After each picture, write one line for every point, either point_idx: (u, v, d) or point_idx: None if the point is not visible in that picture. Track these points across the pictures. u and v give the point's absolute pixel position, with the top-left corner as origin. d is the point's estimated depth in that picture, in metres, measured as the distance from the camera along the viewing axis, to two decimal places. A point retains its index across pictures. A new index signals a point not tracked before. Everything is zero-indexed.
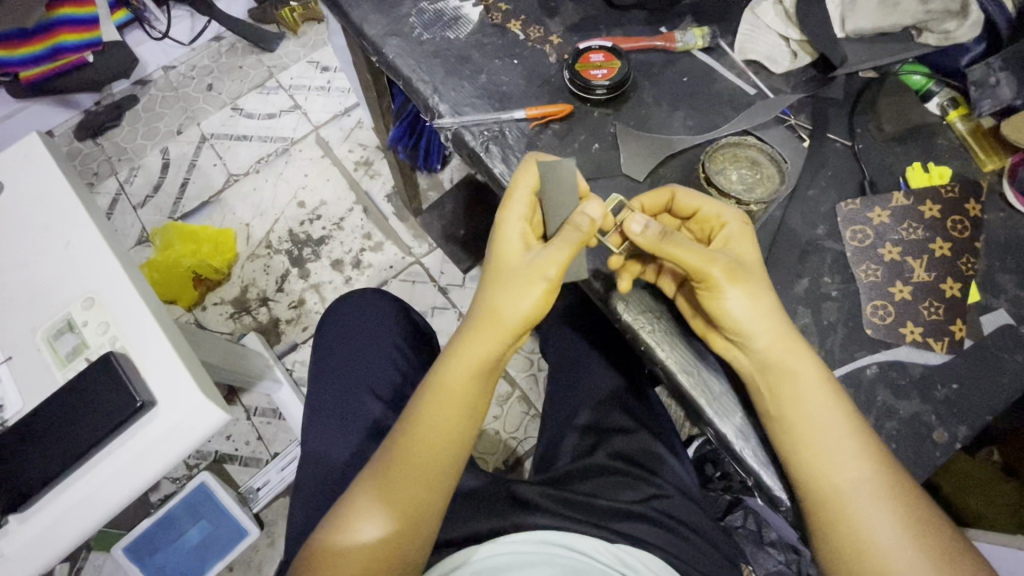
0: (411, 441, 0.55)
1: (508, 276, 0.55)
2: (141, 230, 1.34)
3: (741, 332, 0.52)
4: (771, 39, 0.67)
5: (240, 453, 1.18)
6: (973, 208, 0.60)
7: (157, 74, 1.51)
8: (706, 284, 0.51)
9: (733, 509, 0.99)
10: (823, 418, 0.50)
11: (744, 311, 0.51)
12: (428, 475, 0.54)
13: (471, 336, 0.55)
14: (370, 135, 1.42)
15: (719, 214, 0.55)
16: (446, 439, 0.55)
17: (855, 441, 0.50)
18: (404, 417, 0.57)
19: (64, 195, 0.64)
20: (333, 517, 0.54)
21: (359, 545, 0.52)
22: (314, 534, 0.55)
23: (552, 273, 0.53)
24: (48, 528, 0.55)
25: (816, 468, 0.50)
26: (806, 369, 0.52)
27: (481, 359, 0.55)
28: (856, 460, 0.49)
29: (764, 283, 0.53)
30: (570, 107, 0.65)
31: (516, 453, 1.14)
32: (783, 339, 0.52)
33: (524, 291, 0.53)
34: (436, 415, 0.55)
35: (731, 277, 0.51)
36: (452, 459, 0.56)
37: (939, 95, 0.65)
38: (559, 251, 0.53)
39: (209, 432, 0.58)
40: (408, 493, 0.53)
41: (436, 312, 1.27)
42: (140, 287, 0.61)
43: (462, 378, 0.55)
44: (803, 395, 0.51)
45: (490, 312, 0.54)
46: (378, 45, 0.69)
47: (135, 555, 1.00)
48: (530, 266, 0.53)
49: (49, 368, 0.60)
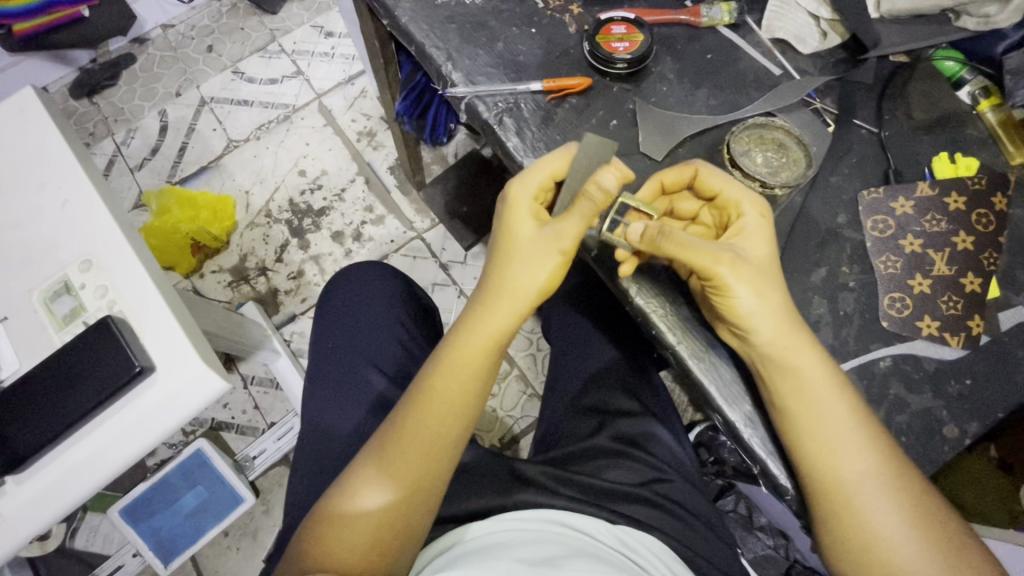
0: (415, 414, 0.54)
1: (520, 252, 0.53)
2: (138, 193, 1.32)
3: (745, 327, 0.50)
4: (800, 16, 0.65)
5: (237, 422, 1.18)
6: (999, 201, 0.59)
7: (155, 32, 1.47)
8: (716, 287, 0.50)
9: (725, 493, 0.99)
10: (830, 410, 0.50)
11: (755, 306, 0.50)
12: (433, 450, 0.53)
13: (485, 311, 0.54)
14: (374, 105, 1.39)
15: (737, 203, 0.53)
16: (455, 411, 0.55)
17: (862, 433, 0.49)
18: (408, 392, 0.56)
19: (61, 152, 0.61)
20: (334, 490, 0.53)
21: (359, 516, 0.51)
22: (316, 505, 0.54)
23: (567, 245, 0.52)
24: (48, 489, 0.54)
25: (821, 460, 0.49)
26: (812, 362, 0.50)
27: (496, 333, 0.54)
28: (862, 453, 0.49)
29: (774, 277, 0.51)
30: (589, 80, 0.63)
31: (512, 431, 1.13)
32: (790, 333, 0.50)
33: (540, 265, 0.52)
34: (445, 386, 0.54)
35: (739, 276, 0.49)
36: (458, 433, 0.55)
37: (972, 83, 0.63)
38: (572, 223, 0.51)
39: (210, 400, 0.56)
40: (412, 466, 0.53)
41: (436, 288, 1.25)
42: (139, 250, 0.59)
43: (475, 350, 0.55)
44: (810, 388, 0.50)
45: (504, 285, 0.53)
46: (390, 8, 0.66)
47: (131, 517, 1.00)
48: (546, 239, 0.52)
49: (45, 330, 0.58)
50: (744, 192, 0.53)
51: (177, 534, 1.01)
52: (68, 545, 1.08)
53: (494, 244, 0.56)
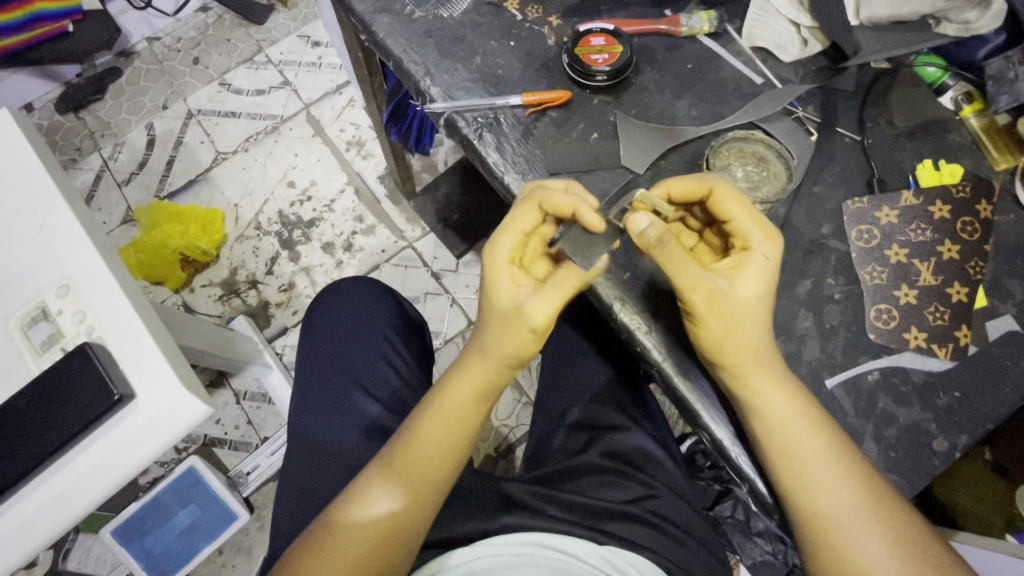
0: (404, 460, 0.54)
1: (502, 317, 0.53)
2: (126, 208, 1.31)
3: (718, 355, 0.50)
4: (780, 24, 0.64)
5: (230, 437, 1.17)
6: (984, 209, 0.58)
7: (141, 45, 1.46)
8: (689, 311, 0.50)
9: (722, 499, 0.96)
10: (806, 445, 0.49)
11: (721, 338, 0.49)
12: (422, 496, 0.53)
13: (477, 366, 0.55)
14: (362, 115, 1.38)
15: (746, 236, 0.51)
16: (444, 458, 0.55)
17: (839, 465, 0.48)
18: (400, 432, 0.56)
19: (37, 176, 0.60)
20: (332, 508, 0.54)
21: (342, 537, 0.51)
22: (316, 519, 0.54)
23: (539, 322, 0.50)
24: (28, 522, 0.53)
25: (800, 492, 0.49)
26: (783, 400, 0.50)
27: (488, 387, 0.56)
28: (842, 487, 0.48)
29: (754, 317, 0.50)
30: (568, 94, 0.62)
31: (507, 440, 1.13)
32: (757, 368, 0.50)
33: (519, 333, 0.52)
34: (434, 439, 0.55)
35: (710, 307, 0.49)
36: (448, 476, 0.55)
37: (954, 89, 0.62)
38: (547, 301, 0.50)
39: (192, 425, 0.55)
40: (403, 509, 0.53)
41: (428, 298, 1.24)
42: (117, 274, 0.58)
43: (462, 403, 0.55)
44: (785, 423, 0.49)
45: (493, 350, 0.54)
46: (367, 23, 0.66)
47: (123, 538, 0.99)
48: (523, 310, 0.51)
49: (23, 358, 0.57)
50: (755, 223, 0.51)
51: (169, 553, 1.00)
52: (61, 566, 1.07)
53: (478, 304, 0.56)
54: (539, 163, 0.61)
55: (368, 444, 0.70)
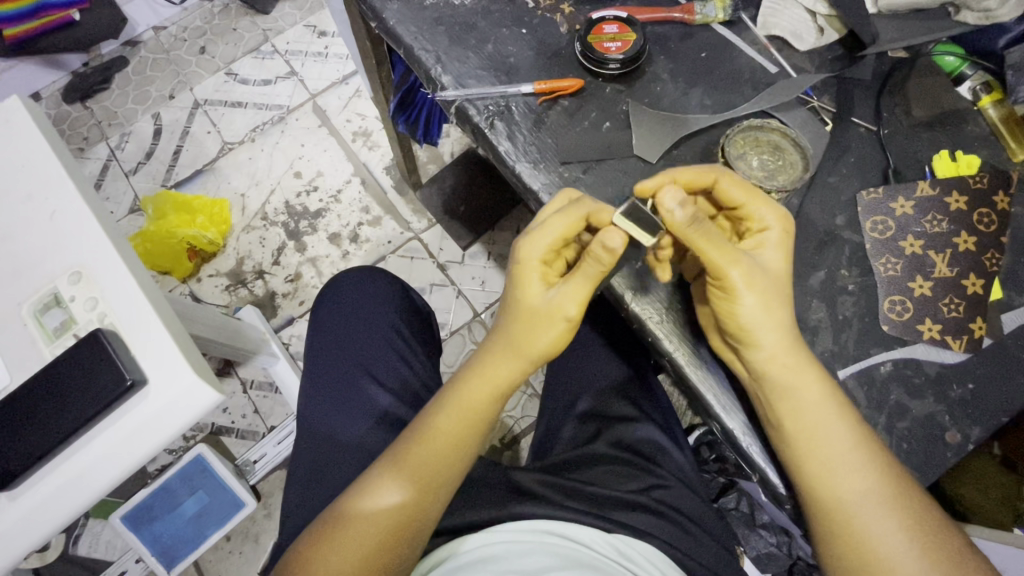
0: (426, 452, 0.54)
1: (529, 313, 0.53)
2: (134, 197, 1.31)
3: (747, 337, 0.50)
4: (797, 12, 0.64)
5: (237, 426, 1.17)
6: (1001, 200, 0.58)
7: (147, 35, 1.45)
8: (722, 287, 0.49)
9: (727, 491, 0.96)
10: (828, 432, 0.49)
11: (755, 316, 0.49)
12: (432, 486, 0.53)
13: (495, 361, 0.55)
14: (368, 105, 1.37)
15: (760, 215, 0.52)
16: (457, 452, 0.55)
17: (860, 453, 0.48)
18: (418, 426, 0.56)
19: (50, 163, 0.60)
20: (353, 490, 0.54)
21: (368, 515, 0.52)
22: (331, 508, 0.54)
23: (572, 313, 0.52)
24: (40, 505, 0.53)
25: (821, 482, 0.49)
26: (810, 384, 0.50)
27: (505, 384, 0.56)
28: (862, 472, 0.48)
29: (781, 294, 0.50)
30: (581, 82, 0.61)
31: (512, 432, 1.13)
32: (788, 350, 0.50)
33: (543, 328, 0.53)
34: (452, 435, 0.55)
35: (747, 283, 0.49)
36: (458, 471, 0.55)
37: (973, 78, 0.62)
38: (580, 289, 0.51)
39: (203, 412, 0.55)
40: (417, 500, 0.53)
41: (434, 289, 1.24)
42: (130, 262, 0.58)
43: (483, 400, 0.56)
44: (805, 411, 0.49)
45: (515, 343, 0.54)
46: (377, 10, 0.65)
47: (133, 524, 0.99)
48: (550, 306, 0.52)
49: (36, 344, 0.57)
50: (766, 203, 0.52)
51: (179, 539, 1.00)
52: (70, 552, 1.08)
53: (505, 302, 0.56)
54: (551, 153, 0.60)
55: (377, 433, 0.70)
